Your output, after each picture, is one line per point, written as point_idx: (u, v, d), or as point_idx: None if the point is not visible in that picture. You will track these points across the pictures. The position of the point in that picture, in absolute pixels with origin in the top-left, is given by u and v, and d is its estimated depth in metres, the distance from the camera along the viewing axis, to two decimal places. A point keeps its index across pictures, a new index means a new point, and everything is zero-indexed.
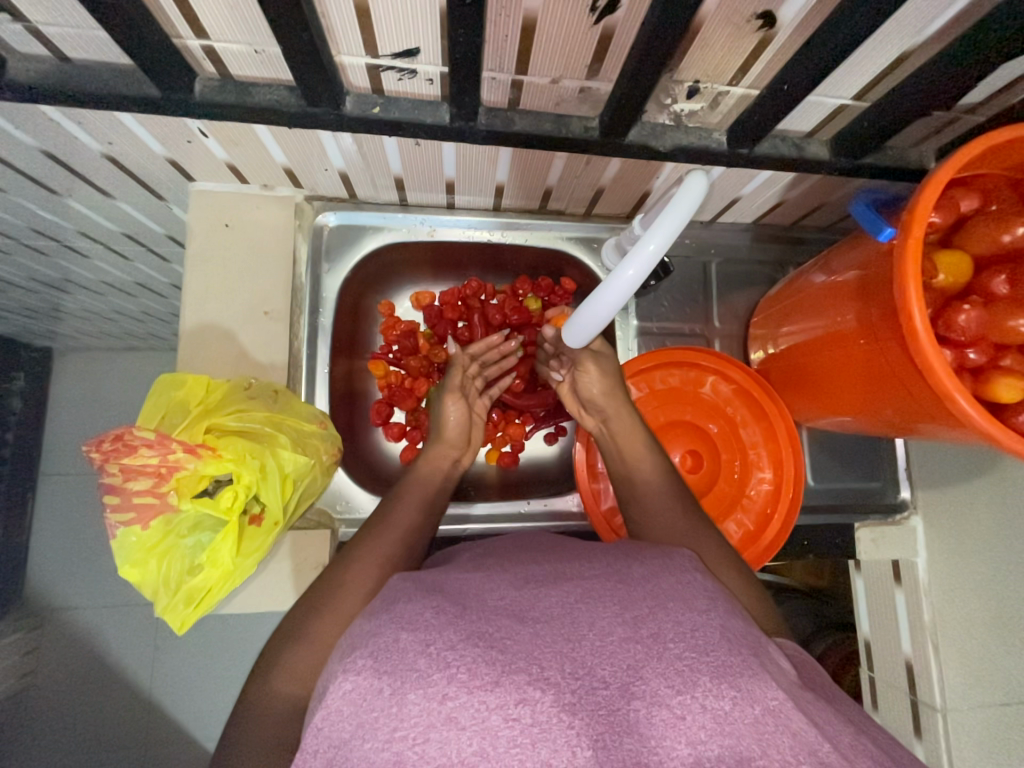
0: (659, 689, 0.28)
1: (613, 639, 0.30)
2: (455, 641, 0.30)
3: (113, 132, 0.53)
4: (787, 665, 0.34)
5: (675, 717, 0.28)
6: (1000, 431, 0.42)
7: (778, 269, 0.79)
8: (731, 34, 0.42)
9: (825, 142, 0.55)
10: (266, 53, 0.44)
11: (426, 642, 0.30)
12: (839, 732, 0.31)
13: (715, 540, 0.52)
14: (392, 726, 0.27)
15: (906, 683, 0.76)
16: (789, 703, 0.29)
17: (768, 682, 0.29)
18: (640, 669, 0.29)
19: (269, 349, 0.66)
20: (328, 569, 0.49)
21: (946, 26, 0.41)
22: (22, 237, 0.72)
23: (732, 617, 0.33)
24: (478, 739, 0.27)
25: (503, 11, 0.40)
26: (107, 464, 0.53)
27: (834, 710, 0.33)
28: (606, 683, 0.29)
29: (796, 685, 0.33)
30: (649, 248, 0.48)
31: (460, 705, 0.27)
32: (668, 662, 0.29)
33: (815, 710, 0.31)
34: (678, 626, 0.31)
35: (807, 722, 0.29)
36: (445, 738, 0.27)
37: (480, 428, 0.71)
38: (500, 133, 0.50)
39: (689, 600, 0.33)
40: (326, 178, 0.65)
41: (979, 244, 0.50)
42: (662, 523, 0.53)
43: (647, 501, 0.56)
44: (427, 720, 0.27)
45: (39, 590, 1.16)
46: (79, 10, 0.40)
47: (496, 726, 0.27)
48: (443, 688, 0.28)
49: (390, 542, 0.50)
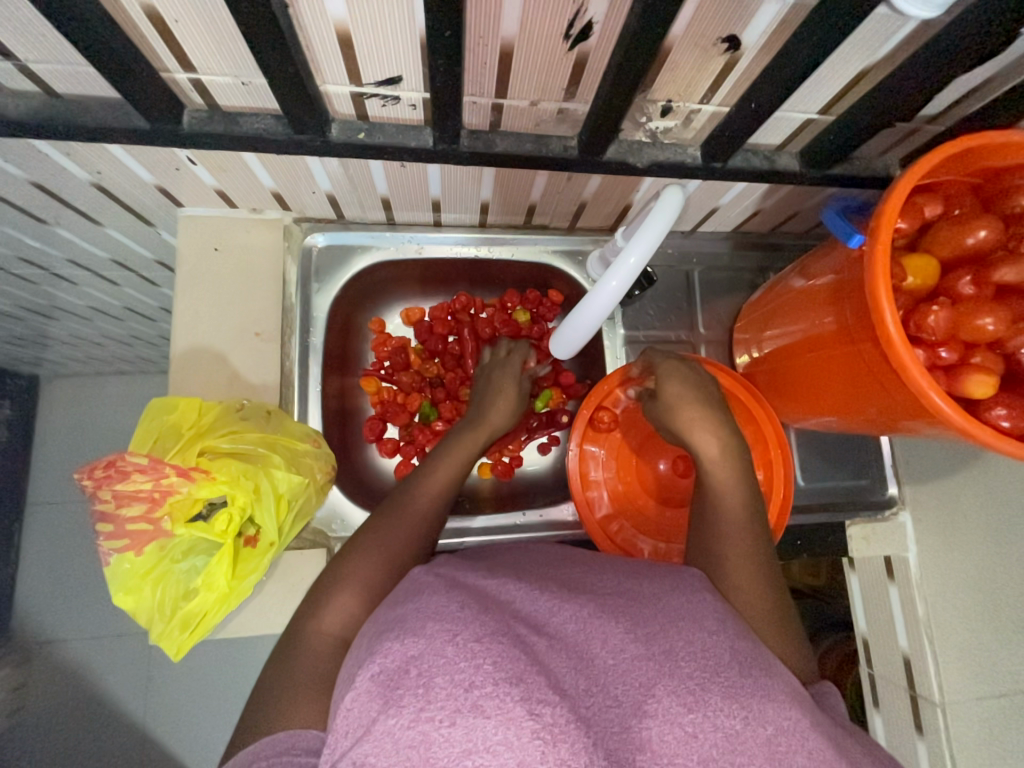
0: (671, 707, 0.29)
1: (625, 657, 0.31)
2: (482, 634, 0.30)
3: (101, 162, 0.54)
4: (798, 685, 0.35)
5: (688, 735, 0.28)
6: (976, 425, 0.44)
7: (761, 275, 0.81)
8: (698, 56, 0.44)
9: (794, 155, 0.57)
10: (252, 85, 0.45)
11: (453, 631, 0.31)
12: (844, 744, 0.31)
13: (747, 532, 0.50)
14: (418, 706, 0.28)
15: (906, 679, 0.77)
16: (806, 721, 0.31)
17: (782, 703, 0.30)
18: (652, 687, 0.30)
19: (260, 370, 0.67)
20: (336, 555, 0.50)
21: (900, 43, 0.43)
22: (11, 266, 0.73)
23: (741, 637, 0.34)
24: (502, 728, 0.27)
25: (480, 40, 0.41)
26: (99, 491, 0.53)
27: (845, 729, 0.34)
28: (618, 701, 0.29)
29: (797, 693, 0.33)
30: (630, 262, 0.49)
31: (486, 693, 0.28)
32: (680, 681, 0.30)
33: (825, 726, 0.32)
34: (690, 645, 0.32)
35: (823, 740, 0.31)
36: (471, 724, 0.27)
37: (504, 413, 0.68)
38: (482, 154, 0.52)
39: (699, 621, 0.34)
40: (313, 200, 0.67)
41: (945, 247, 0.52)
42: (709, 532, 0.51)
43: (722, 494, 0.53)
44: (452, 705, 0.28)
45: (27, 622, 1.15)
46: (70, 49, 0.41)
47: (520, 717, 0.27)
48: (470, 675, 0.29)
49: (405, 535, 0.51)
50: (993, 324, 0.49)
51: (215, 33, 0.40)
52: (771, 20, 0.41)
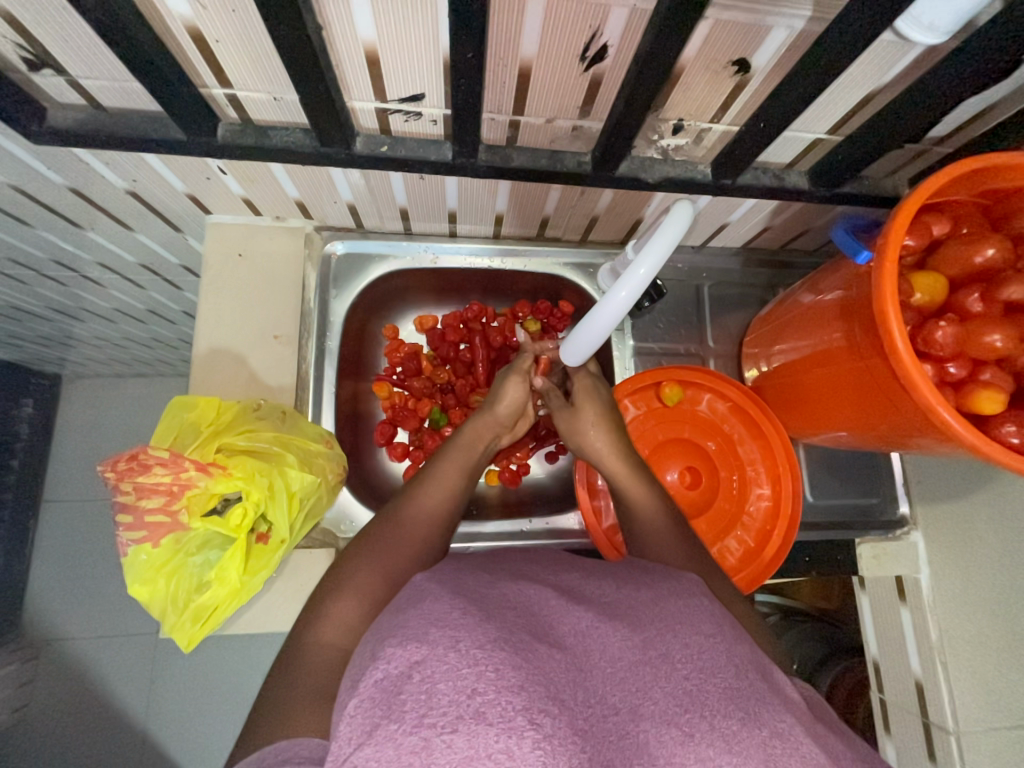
0: (668, 709, 0.30)
1: (622, 665, 0.32)
2: (483, 641, 0.30)
3: (137, 170, 0.56)
4: (795, 694, 0.36)
5: (684, 735, 0.29)
6: (985, 442, 0.45)
7: (770, 292, 0.82)
8: (710, 78, 0.46)
9: (803, 173, 0.58)
10: (283, 100, 0.48)
11: (455, 638, 0.30)
12: (840, 751, 0.32)
13: (660, 533, 0.56)
14: (421, 712, 0.27)
15: (918, 706, 0.76)
16: (798, 727, 0.32)
17: (776, 708, 0.31)
18: (650, 690, 0.31)
19: (278, 372, 0.69)
20: (334, 564, 0.51)
21: (909, 67, 0.45)
22: (43, 268, 0.75)
23: (738, 642, 0.35)
24: (504, 737, 0.27)
25: (500, 61, 0.43)
26: (121, 482, 0.55)
27: (839, 736, 0.35)
28: (617, 708, 0.30)
29: (797, 704, 0.34)
30: (640, 273, 0.51)
31: (488, 701, 0.28)
32: (677, 683, 0.31)
33: (820, 734, 0.32)
34: (687, 648, 0.33)
35: (815, 745, 0.31)
36: (473, 731, 0.27)
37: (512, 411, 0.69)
38: (499, 169, 0.54)
39: (696, 625, 0.35)
40: (334, 210, 0.69)
41: (953, 266, 0.52)
42: (640, 535, 0.57)
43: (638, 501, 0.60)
44: (455, 711, 0.27)
45: (38, 618, 1.17)
46: (116, 65, 0.43)
47: (521, 727, 0.27)
48: (472, 682, 0.28)
49: (410, 544, 0.53)
50: (1001, 340, 0.49)
51: (252, 52, 0.42)
52: (781, 44, 0.42)
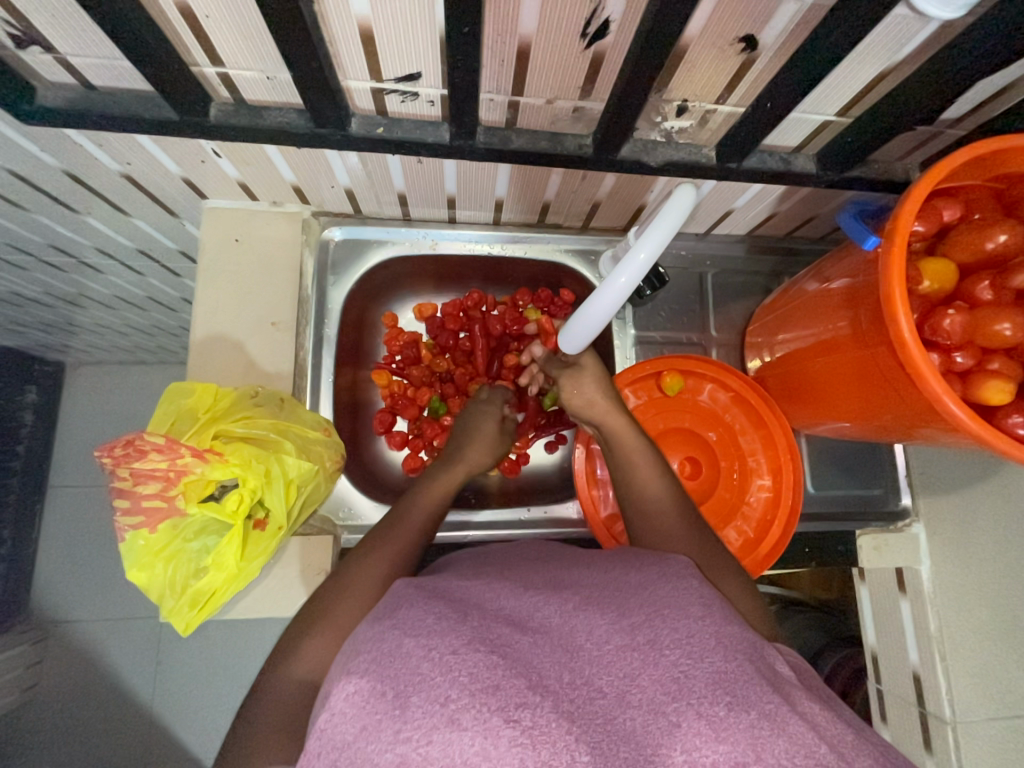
0: (656, 697, 0.30)
1: (609, 648, 0.32)
2: (457, 646, 0.31)
3: (130, 152, 0.55)
4: (788, 674, 0.35)
5: (671, 725, 0.29)
6: (992, 433, 0.43)
7: (774, 279, 0.81)
8: (716, 56, 0.44)
9: (811, 157, 0.57)
10: (277, 79, 0.47)
11: (428, 646, 0.31)
12: (838, 732, 0.31)
13: (672, 511, 0.56)
14: (395, 728, 0.28)
15: (914, 695, 0.75)
16: (785, 707, 0.30)
17: (764, 688, 0.31)
18: (637, 677, 0.30)
19: (276, 359, 0.68)
20: (335, 568, 0.51)
21: (922, 44, 0.43)
22: (41, 253, 0.74)
23: (727, 622, 0.34)
24: (479, 739, 0.27)
25: (499, 37, 0.42)
26: (118, 469, 0.54)
27: (835, 712, 0.34)
28: (603, 691, 0.30)
29: (794, 690, 0.33)
30: (640, 257, 0.50)
31: (462, 707, 0.28)
32: (664, 670, 0.31)
33: (812, 711, 0.32)
34: (674, 633, 0.32)
35: (806, 727, 0.30)
36: (447, 738, 0.27)
37: (493, 437, 0.69)
38: (498, 151, 0.53)
39: (686, 607, 0.34)
40: (332, 194, 0.68)
41: (964, 252, 0.51)
42: (643, 521, 0.57)
43: (644, 487, 0.58)
44: (429, 722, 0.28)
45: (44, 603, 1.17)
46: (105, 42, 0.42)
47: (497, 727, 0.28)
48: (446, 690, 0.29)
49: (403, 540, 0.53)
50: (1011, 330, 0.48)
51: (243, 30, 0.41)
52: (790, 19, 0.41)
